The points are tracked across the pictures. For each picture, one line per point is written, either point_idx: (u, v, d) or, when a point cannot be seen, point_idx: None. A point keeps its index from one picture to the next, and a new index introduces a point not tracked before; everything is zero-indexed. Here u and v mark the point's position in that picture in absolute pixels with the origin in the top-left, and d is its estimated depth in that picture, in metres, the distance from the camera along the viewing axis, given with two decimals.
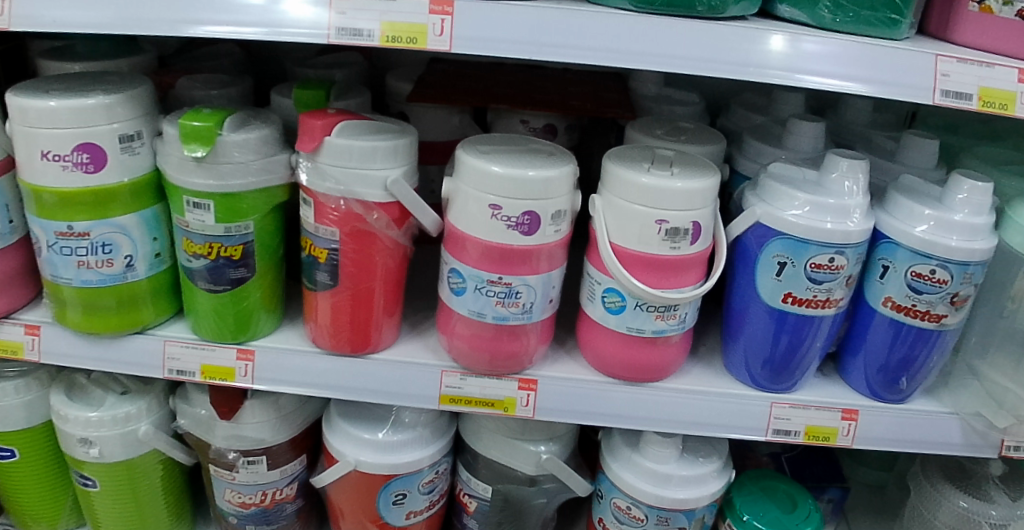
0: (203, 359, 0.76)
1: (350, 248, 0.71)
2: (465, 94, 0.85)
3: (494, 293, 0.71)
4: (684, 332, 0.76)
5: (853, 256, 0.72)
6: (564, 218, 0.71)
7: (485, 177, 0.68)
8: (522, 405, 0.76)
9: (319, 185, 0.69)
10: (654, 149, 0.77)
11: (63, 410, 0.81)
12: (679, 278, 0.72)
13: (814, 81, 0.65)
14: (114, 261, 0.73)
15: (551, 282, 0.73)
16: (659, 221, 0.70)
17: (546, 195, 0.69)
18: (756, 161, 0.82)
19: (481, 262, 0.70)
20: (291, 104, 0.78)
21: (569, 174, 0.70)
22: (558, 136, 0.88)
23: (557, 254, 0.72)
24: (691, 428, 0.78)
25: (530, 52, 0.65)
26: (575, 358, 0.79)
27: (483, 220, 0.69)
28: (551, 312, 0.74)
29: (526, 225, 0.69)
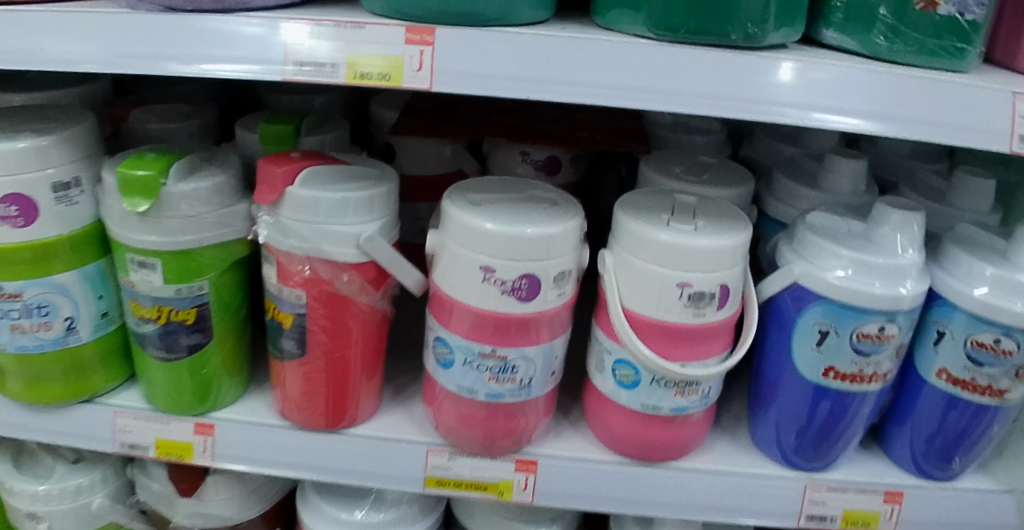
0: (157, 433, 0.67)
1: (321, 314, 0.61)
2: (457, 125, 0.75)
3: (486, 368, 0.61)
4: (707, 407, 0.66)
5: (904, 323, 0.62)
6: (569, 279, 0.61)
7: (475, 234, 0.58)
8: (519, 489, 0.66)
9: (282, 243, 0.59)
10: (673, 194, 0.67)
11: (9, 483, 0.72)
12: (702, 349, 0.62)
13: (847, 123, 0.54)
14: (53, 323, 0.64)
15: (554, 352, 0.63)
16: (680, 285, 0.60)
17: (548, 256, 0.59)
18: (788, 204, 0.71)
19: (471, 333, 0.60)
20: (257, 141, 0.68)
21: (575, 229, 0.60)
22: (562, 172, 0.78)
23: (560, 320, 0.62)
24: (713, 514, 0.68)
25: (531, 89, 0.54)
26: (580, 431, 0.70)
27: (472, 284, 0.59)
28: (553, 385, 0.65)
29: (524, 290, 0.59)
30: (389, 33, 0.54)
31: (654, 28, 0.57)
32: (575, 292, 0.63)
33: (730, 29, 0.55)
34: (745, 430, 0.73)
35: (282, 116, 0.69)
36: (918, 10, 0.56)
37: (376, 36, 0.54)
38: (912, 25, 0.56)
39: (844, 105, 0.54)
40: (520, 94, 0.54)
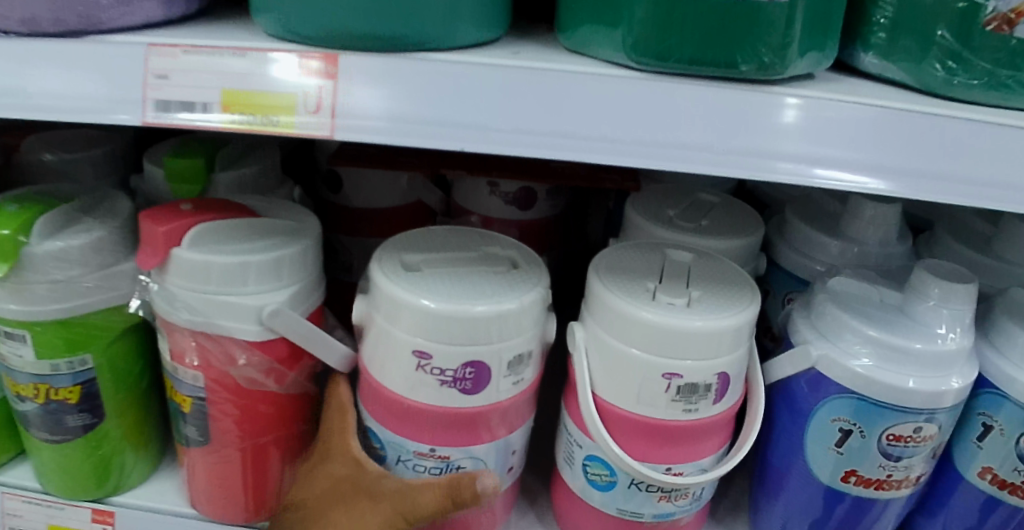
0: (50, 518, 0.57)
1: (226, 399, 0.51)
2: (411, 152, 0.63)
3: (425, 469, 0.50)
4: (699, 508, 0.55)
5: (945, 421, 0.51)
6: (530, 363, 0.50)
7: (405, 312, 0.46)
8: None
9: (173, 316, 0.48)
10: (663, 248, 0.55)
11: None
12: (692, 448, 0.51)
13: (846, 180, 0.39)
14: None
15: (510, 447, 0.52)
16: (667, 376, 0.48)
17: (498, 340, 0.46)
18: (807, 256, 0.60)
19: (406, 428, 0.49)
20: (162, 178, 0.57)
21: (538, 303, 0.48)
22: (535, 206, 0.66)
23: (518, 410, 0.51)
24: None
25: (466, 140, 0.39)
26: (546, 522, 0.59)
27: (404, 371, 0.47)
28: (508, 483, 0.54)
29: (468, 382, 0.47)
30: (275, 62, 0.40)
31: (636, 56, 0.42)
32: (538, 374, 0.52)
33: (738, 57, 0.40)
34: (743, 520, 0.61)
35: (193, 148, 0.58)
36: (988, 31, 0.42)
37: (261, 65, 0.40)
38: (977, 52, 0.43)
39: (896, 166, 0.40)
40: (450, 147, 0.39)
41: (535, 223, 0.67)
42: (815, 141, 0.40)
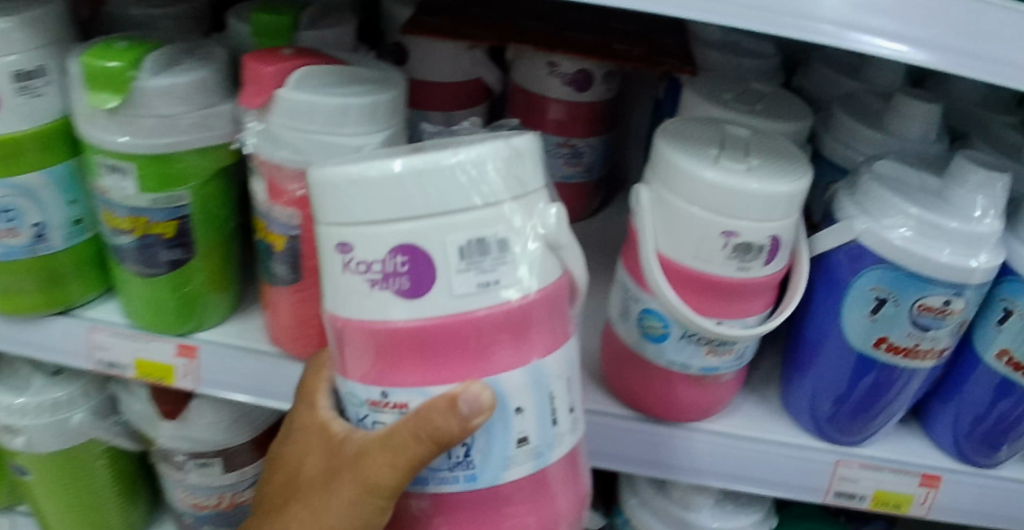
0: (137, 352, 0.61)
1: (311, 236, 0.54)
2: (480, 29, 0.66)
3: (385, 422, 0.44)
4: (741, 368, 0.59)
5: (972, 298, 0.55)
6: (506, 260, 0.41)
7: (322, 191, 0.41)
8: None
9: (273, 154, 0.52)
10: (723, 124, 0.58)
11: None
12: (742, 306, 0.55)
13: (889, 48, 0.42)
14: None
15: (505, 404, 0.43)
16: (726, 234, 0.53)
17: (434, 205, 0.40)
18: (847, 146, 0.63)
19: (358, 364, 0.44)
20: (248, 32, 0.60)
21: (485, 166, 0.41)
22: (593, 89, 0.69)
23: (501, 337, 0.42)
24: (730, 480, 0.62)
25: None
26: (593, 381, 0.64)
27: (337, 277, 0.42)
28: (528, 470, 0.45)
29: (407, 276, 0.40)
30: None
31: None
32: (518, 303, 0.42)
33: None
34: (773, 389, 0.67)
35: (279, 7, 0.61)
36: None
37: None
38: None
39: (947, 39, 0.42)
40: None
41: (593, 103, 0.70)
42: (875, 11, 0.42)
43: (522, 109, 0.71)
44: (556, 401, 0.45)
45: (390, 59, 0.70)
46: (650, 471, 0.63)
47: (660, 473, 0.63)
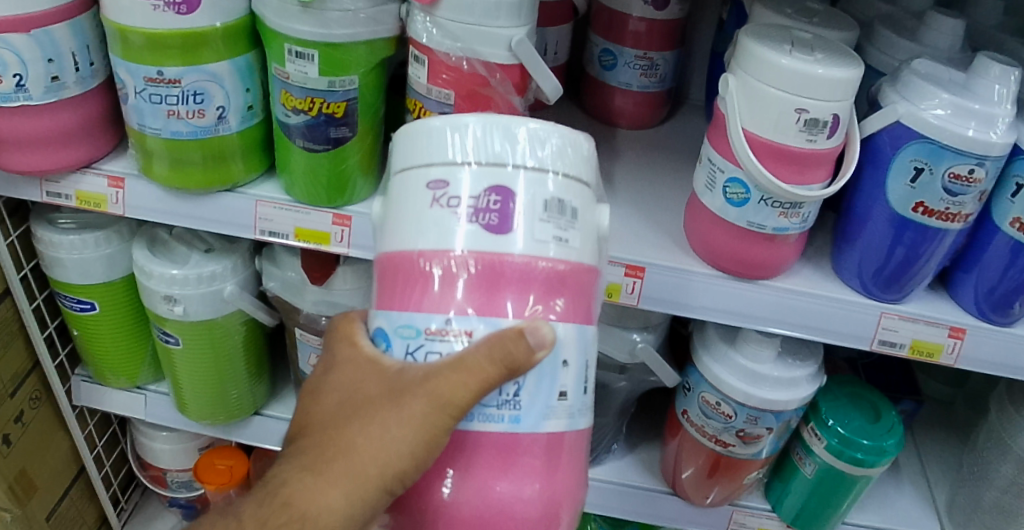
0: (297, 222, 0.75)
1: (464, 111, 0.66)
2: None
3: (441, 352, 0.47)
4: (803, 231, 0.73)
5: (992, 169, 0.67)
6: (576, 225, 0.49)
7: (425, 138, 0.50)
8: (627, 292, 0.77)
9: (439, 44, 0.65)
10: (791, 30, 0.71)
11: (51, 237, 0.82)
12: (809, 174, 0.68)
13: None
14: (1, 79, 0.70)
15: (559, 360, 0.49)
16: (798, 111, 0.64)
17: (521, 157, 0.49)
18: (886, 54, 0.77)
19: (418, 296, 0.48)
20: None
21: (571, 145, 0.51)
22: (669, 8, 0.88)
23: (562, 290, 0.49)
24: (792, 328, 0.78)
25: None
26: (681, 250, 0.78)
27: (416, 212, 0.49)
28: (563, 426, 0.49)
29: (496, 211, 0.47)
30: None
31: None
32: (576, 267, 0.49)
33: None
34: (825, 260, 0.81)
35: None
36: None
37: None
38: None
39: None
40: None
41: (667, 19, 0.89)
42: None
43: (607, 22, 0.91)
44: (589, 370, 0.51)
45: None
46: (666, 309, 0.78)
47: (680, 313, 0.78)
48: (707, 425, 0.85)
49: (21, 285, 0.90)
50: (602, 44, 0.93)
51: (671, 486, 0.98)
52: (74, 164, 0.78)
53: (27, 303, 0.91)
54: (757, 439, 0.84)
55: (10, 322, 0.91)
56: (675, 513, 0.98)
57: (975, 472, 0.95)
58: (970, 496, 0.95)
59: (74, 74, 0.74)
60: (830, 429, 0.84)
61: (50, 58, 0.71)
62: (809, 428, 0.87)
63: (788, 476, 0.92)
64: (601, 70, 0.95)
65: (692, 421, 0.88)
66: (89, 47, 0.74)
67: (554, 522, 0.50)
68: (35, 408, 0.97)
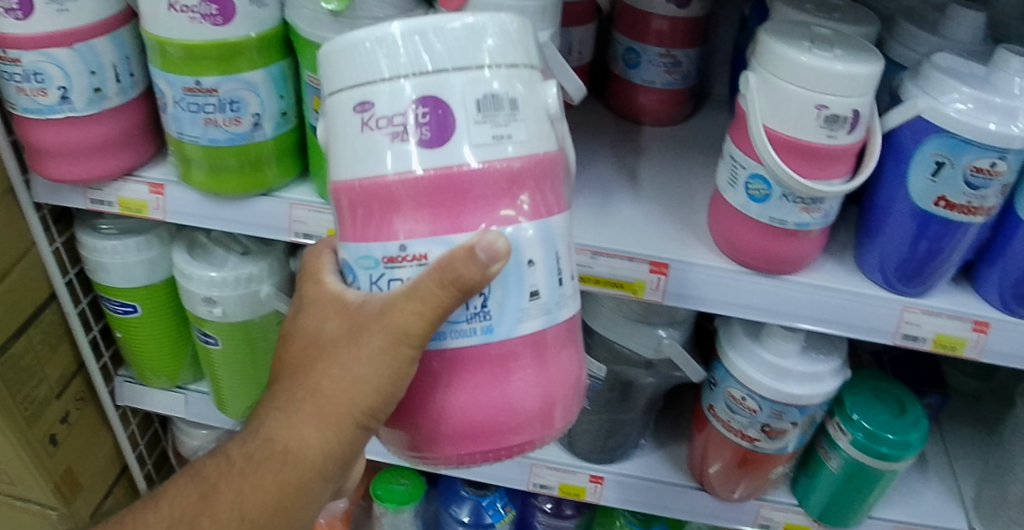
0: (330, 223, 0.78)
1: None
2: None
3: (401, 279, 0.49)
4: (825, 226, 0.74)
5: (1014, 162, 0.68)
6: (517, 118, 0.48)
7: (346, 56, 0.49)
8: (652, 288, 0.80)
9: None
10: (811, 27, 0.72)
11: (95, 244, 0.86)
12: (829, 170, 0.68)
13: None
14: (48, 91, 0.76)
15: (518, 270, 0.49)
16: (817, 107, 0.65)
17: (447, 58, 0.47)
18: (907, 48, 0.78)
19: (367, 225, 0.48)
20: None
21: (498, 34, 0.49)
22: (691, 7, 0.95)
23: (510, 192, 0.48)
24: (815, 323, 0.79)
25: None
26: (702, 247, 0.81)
27: (354, 139, 0.48)
28: (541, 324, 0.50)
29: (428, 124, 0.47)
30: None
31: None
32: (524, 164, 0.48)
33: None
34: (846, 252, 0.82)
35: None
36: None
37: None
38: None
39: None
40: None
41: (688, 17, 0.96)
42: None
43: (630, 21, 0.99)
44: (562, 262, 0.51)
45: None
46: (677, 301, 0.81)
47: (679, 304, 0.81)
48: (732, 421, 0.87)
49: (67, 290, 0.95)
50: (627, 43, 1.01)
51: (699, 480, 1.00)
52: (117, 172, 0.84)
53: (72, 307, 0.96)
54: (782, 433, 0.85)
55: (58, 325, 0.95)
56: (707, 508, 1.00)
57: (1002, 468, 0.95)
58: (997, 493, 0.95)
59: (116, 84, 0.79)
60: (855, 423, 0.85)
61: (93, 70, 0.76)
62: (833, 422, 0.87)
63: (814, 470, 0.93)
64: (626, 68, 1.03)
65: (717, 416, 0.89)
66: (129, 58, 0.80)
67: (552, 418, 0.53)
68: (81, 409, 1.01)
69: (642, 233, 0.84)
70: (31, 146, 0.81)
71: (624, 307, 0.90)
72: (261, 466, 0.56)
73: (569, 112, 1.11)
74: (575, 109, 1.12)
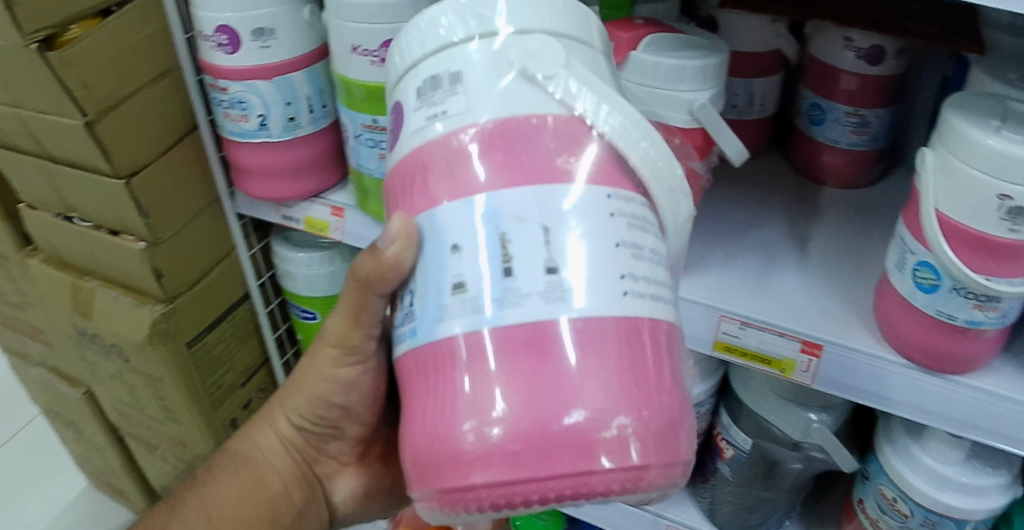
0: None
1: None
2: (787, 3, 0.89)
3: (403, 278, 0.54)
4: (1003, 328, 0.66)
5: None
6: (454, 91, 0.47)
7: None
8: (801, 370, 0.79)
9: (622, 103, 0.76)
10: (1008, 101, 0.64)
11: (285, 253, 0.98)
12: (1010, 268, 0.60)
13: None
14: (249, 117, 0.89)
15: (450, 256, 0.45)
16: (998, 197, 0.57)
17: (407, 56, 0.50)
18: None
19: None
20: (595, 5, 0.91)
21: (455, 14, 0.48)
22: (884, 65, 0.88)
23: (436, 171, 0.46)
24: (981, 433, 0.71)
25: None
26: (866, 332, 0.77)
27: None
28: (467, 321, 0.44)
29: (392, 127, 0.51)
30: None
31: None
32: (445, 139, 0.46)
33: None
34: None
35: None
36: None
37: None
38: None
39: None
40: None
41: (882, 75, 0.89)
42: None
43: (818, 76, 0.93)
44: (510, 245, 0.44)
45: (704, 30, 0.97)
46: (838, 391, 0.78)
47: (883, 407, 0.75)
48: (882, 520, 0.82)
49: (259, 292, 1.32)
50: (813, 98, 0.95)
51: None
52: (304, 194, 0.96)
53: (261, 307, 1.34)
54: None
55: (249, 321, 1.34)
56: None
57: None
58: None
59: (308, 115, 0.90)
60: None
61: (289, 101, 0.88)
62: None
63: None
64: (811, 124, 0.98)
65: (868, 511, 0.84)
66: (323, 92, 0.90)
67: (626, 454, 0.43)
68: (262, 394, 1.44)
69: (797, 309, 0.81)
70: (241, 167, 0.96)
71: (777, 386, 0.93)
72: (220, 473, 0.77)
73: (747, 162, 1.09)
74: (756, 160, 1.09)
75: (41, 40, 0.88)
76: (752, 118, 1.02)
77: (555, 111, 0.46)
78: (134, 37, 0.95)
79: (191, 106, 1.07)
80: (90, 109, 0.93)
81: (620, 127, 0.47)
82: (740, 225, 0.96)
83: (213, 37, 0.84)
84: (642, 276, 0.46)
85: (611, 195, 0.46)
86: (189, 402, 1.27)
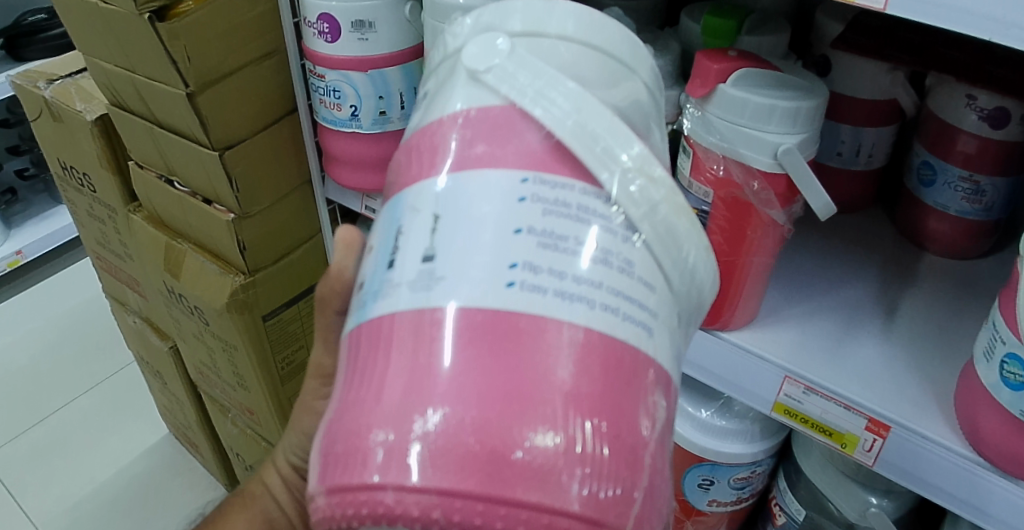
0: None
1: (722, 211, 0.73)
2: (908, 50, 0.82)
3: None
4: None
5: None
6: (420, 105, 0.47)
7: None
8: (864, 448, 0.72)
9: (705, 137, 0.71)
10: None
11: None
12: None
13: None
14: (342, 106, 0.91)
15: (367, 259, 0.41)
16: None
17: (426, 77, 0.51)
18: None
19: None
20: (698, 31, 0.87)
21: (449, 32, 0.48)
22: (1009, 128, 0.78)
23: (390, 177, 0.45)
24: None
25: (996, 33, 0.51)
26: (944, 420, 0.69)
27: None
28: (353, 320, 0.39)
29: None
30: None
31: None
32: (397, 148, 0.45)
33: None
34: None
35: (728, 10, 0.85)
36: None
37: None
38: None
39: None
40: (982, 37, 0.52)
41: (1005, 140, 0.79)
42: None
43: (934, 134, 0.85)
44: (403, 237, 0.39)
45: (815, 69, 0.89)
46: (901, 479, 0.71)
47: (974, 518, 0.66)
48: None
49: None
50: (925, 156, 0.87)
51: None
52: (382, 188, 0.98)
53: None
54: None
55: None
56: None
57: None
58: None
59: (399, 110, 0.91)
60: None
61: (380, 95, 0.89)
62: None
63: None
64: (920, 183, 0.89)
65: None
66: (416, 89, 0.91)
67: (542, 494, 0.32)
68: None
69: (872, 381, 0.75)
70: (332, 154, 0.99)
71: (838, 460, 0.86)
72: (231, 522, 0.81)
73: (846, 215, 1.02)
74: (855, 215, 1.01)
75: (155, 10, 0.92)
76: (858, 168, 0.96)
77: (488, 104, 0.41)
78: (241, 15, 0.98)
79: (289, 89, 1.09)
80: (192, 82, 0.97)
81: (568, 119, 0.40)
82: (826, 281, 0.89)
83: (315, 24, 0.86)
84: (566, 275, 0.36)
85: (555, 186, 0.38)
86: (259, 373, 1.31)
